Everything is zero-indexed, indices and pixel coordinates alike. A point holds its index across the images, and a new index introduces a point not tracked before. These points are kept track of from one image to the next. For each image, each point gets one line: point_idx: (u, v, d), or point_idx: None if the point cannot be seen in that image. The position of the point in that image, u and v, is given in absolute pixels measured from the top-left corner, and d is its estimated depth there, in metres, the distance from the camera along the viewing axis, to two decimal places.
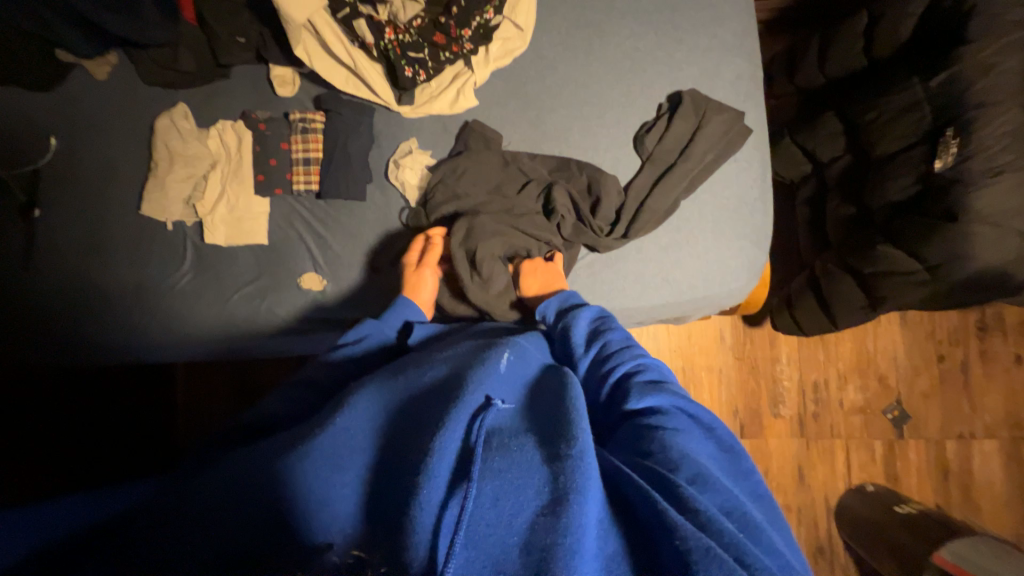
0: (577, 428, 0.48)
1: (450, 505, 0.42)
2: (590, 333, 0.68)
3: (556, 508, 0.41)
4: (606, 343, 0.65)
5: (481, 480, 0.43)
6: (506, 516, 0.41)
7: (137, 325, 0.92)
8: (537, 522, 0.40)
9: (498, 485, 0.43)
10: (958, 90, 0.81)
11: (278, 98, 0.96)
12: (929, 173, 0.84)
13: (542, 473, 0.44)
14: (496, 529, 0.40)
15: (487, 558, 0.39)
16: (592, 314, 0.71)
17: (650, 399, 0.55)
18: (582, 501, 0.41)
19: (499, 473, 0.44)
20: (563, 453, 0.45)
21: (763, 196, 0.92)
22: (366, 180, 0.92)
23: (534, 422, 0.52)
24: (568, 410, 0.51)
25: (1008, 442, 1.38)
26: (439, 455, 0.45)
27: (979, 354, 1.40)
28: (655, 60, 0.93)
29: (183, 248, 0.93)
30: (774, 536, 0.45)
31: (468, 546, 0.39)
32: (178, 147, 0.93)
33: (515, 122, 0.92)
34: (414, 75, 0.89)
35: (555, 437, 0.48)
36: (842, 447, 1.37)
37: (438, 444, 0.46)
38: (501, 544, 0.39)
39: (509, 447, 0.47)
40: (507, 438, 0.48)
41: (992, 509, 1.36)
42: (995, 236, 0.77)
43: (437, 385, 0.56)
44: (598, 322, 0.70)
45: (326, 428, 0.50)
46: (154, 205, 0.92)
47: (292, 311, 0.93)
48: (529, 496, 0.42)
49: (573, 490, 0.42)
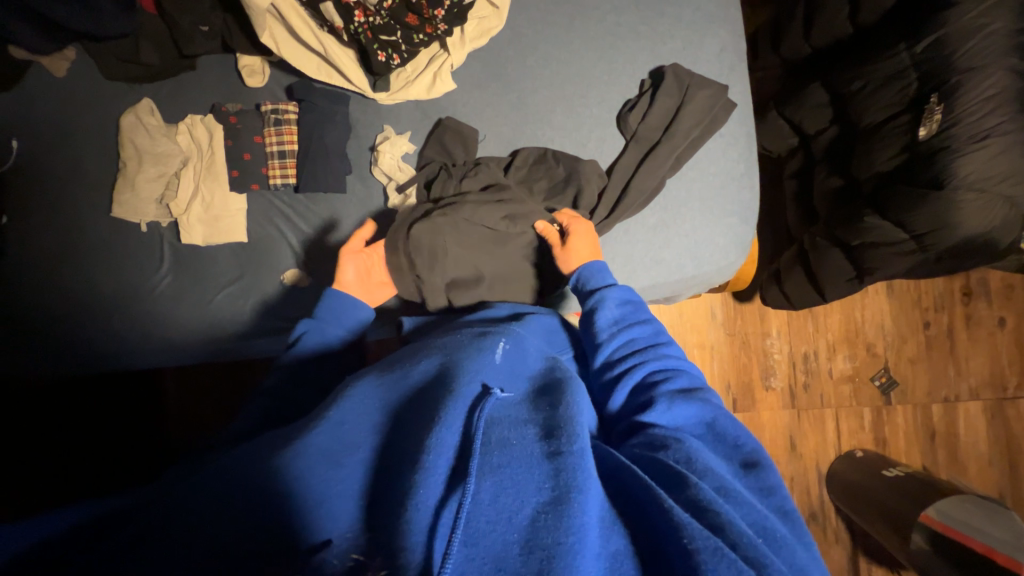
0: (577, 426, 0.49)
1: (448, 504, 0.42)
2: (617, 319, 0.68)
3: (558, 507, 0.42)
4: (632, 339, 0.66)
5: (480, 475, 0.43)
6: (506, 511, 0.41)
7: (121, 332, 0.90)
8: (538, 520, 0.41)
9: (498, 481, 0.43)
10: (944, 54, 0.79)
11: (248, 89, 0.92)
12: (914, 140, 0.84)
13: (543, 468, 0.45)
14: (496, 526, 0.41)
15: (486, 555, 0.39)
16: (623, 297, 0.70)
17: (678, 407, 0.57)
18: (583, 500, 0.42)
19: (500, 468, 0.44)
20: (563, 450, 0.46)
21: (750, 170, 0.91)
22: (346, 171, 0.90)
23: (533, 414, 0.52)
24: (568, 405, 0.52)
25: (992, 403, 1.42)
26: (437, 451, 0.45)
27: (965, 318, 1.42)
28: (638, 35, 0.90)
29: (161, 249, 0.91)
30: (797, 549, 0.45)
31: (467, 544, 0.39)
32: (147, 144, 0.89)
33: (496, 105, 0.90)
34: (388, 60, 0.83)
35: (555, 430, 0.49)
36: (832, 415, 1.40)
37: (436, 440, 0.46)
38: (502, 541, 0.40)
39: (508, 442, 0.47)
40: (506, 431, 0.48)
41: (978, 468, 1.40)
42: (981, 203, 0.78)
43: (431, 379, 0.55)
44: (625, 309, 0.69)
45: (318, 425, 0.50)
46: (125, 207, 0.88)
47: (276, 307, 0.91)
48: (530, 492, 0.43)
49: (573, 488, 0.43)
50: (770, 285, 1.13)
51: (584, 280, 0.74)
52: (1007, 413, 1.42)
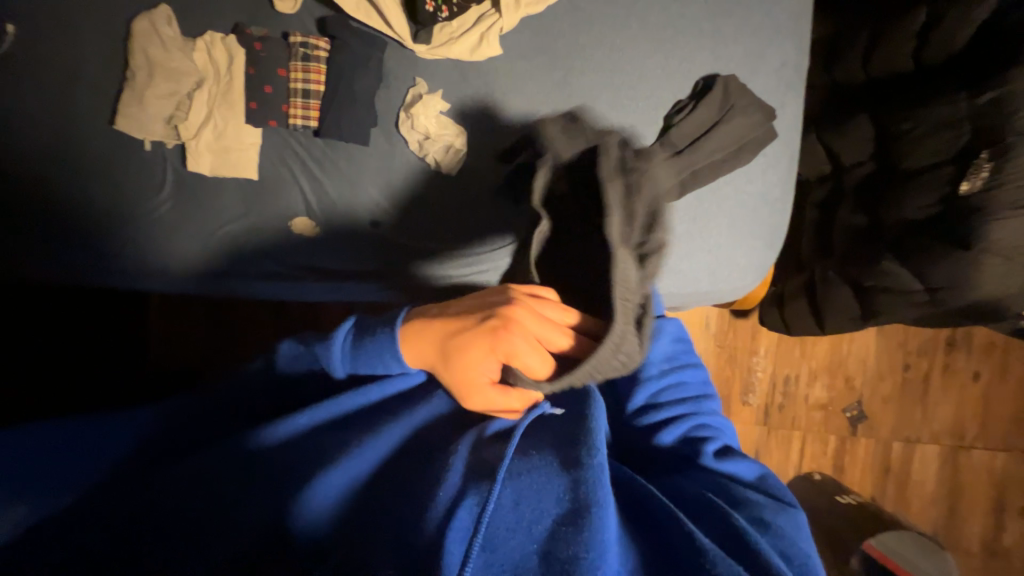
0: (596, 439, 0.54)
1: (467, 506, 0.49)
2: (668, 357, 0.71)
3: (576, 518, 0.47)
4: (682, 380, 0.70)
5: (504, 484, 0.51)
6: (526, 520, 0.48)
7: (113, 254, 0.85)
8: (558, 530, 0.47)
9: (518, 490, 0.51)
10: (1007, 112, 0.77)
11: (275, 14, 0.84)
12: (953, 194, 0.82)
13: (562, 479, 0.51)
14: (516, 532, 0.47)
15: (505, 560, 0.45)
16: (676, 335, 0.73)
17: (724, 461, 0.62)
18: (602, 512, 0.48)
19: (521, 479, 0.52)
20: (581, 462, 0.52)
21: (784, 196, 0.89)
22: (372, 124, 0.85)
23: (558, 429, 0.58)
24: (589, 418, 0.57)
25: (948, 449, 1.49)
26: (454, 464, 0.54)
27: (942, 367, 1.47)
28: (699, 32, 0.85)
29: (162, 171, 0.85)
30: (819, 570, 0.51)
31: (486, 549, 0.46)
32: (160, 56, 0.82)
33: (537, 80, 0.85)
34: (434, 11, 0.80)
35: (576, 443, 0.54)
36: (800, 438, 1.45)
37: (455, 456, 0.55)
38: (521, 548, 0.46)
39: (530, 457, 0.54)
40: (529, 448, 0.56)
41: (920, 507, 1.49)
42: (1004, 268, 0.79)
43: (453, 416, 0.65)
44: (678, 347, 0.72)
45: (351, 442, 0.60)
46: (130, 120, 0.82)
47: (278, 253, 0.88)
48: (550, 504, 0.49)
49: (592, 501, 0.48)
50: (772, 308, 1.14)
51: None
52: (959, 461, 1.49)
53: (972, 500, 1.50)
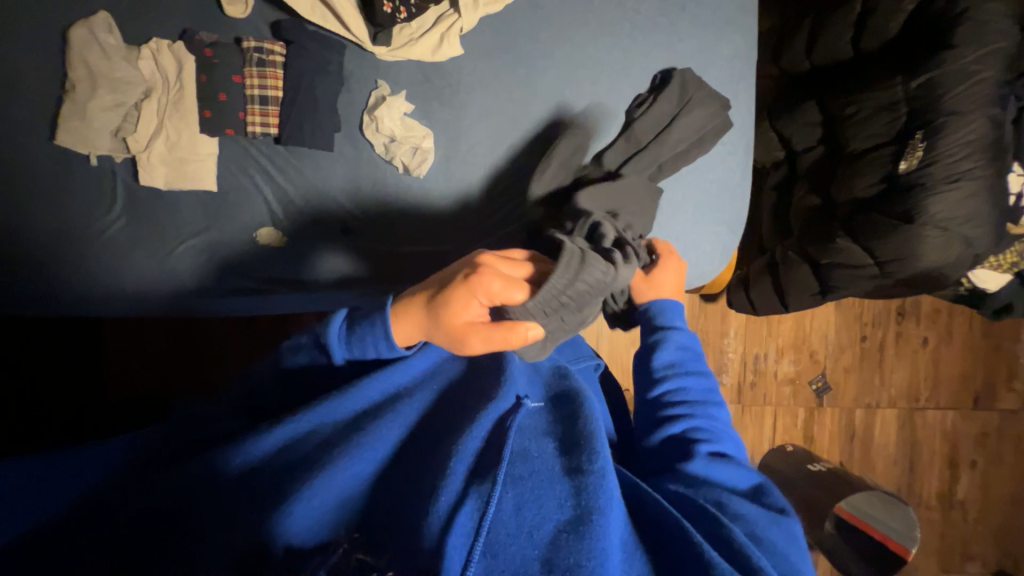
0: (598, 443, 0.53)
1: (466, 507, 0.47)
2: (673, 359, 0.67)
3: (579, 527, 0.47)
4: (684, 386, 0.67)
5: (504, 486, 0.49)
6: (527, 526, 0.47)
7: (64, 277, 0.81)
8: (559, 538, 0.46)
9: (519, 494, 0.49)
10: (936, 95, 0.83)
11: (226, 19, 0.81)
12: (894, 173, 0.88)
13: (564, 485, 0.50)
14: (516, 538, 0.46)
15: (505, 565, 0.44)
16: (687, 338, 0.69)
17: (718, 470, 0.60)
18: (604, 523, 0.47)
19: (522, 480, 0.50)
20: (584, 468, 0.51)
21: (743, 183, 0.94)
22: (335, 129, 0.83)
23: (554, 425, 0.57)
24: (586, 420, 0.56)
25: (905, 412, 1.60)
26: (460, 457, 0.51)
27: (895, 336, 1.58)
28: (656, 27, 0.88)
29: (114, 188, 0.81)
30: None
31: (487, 555, 0.45)
32: (101, 66, 0.77)
33: (501, 79, 0.85)
34: (393, 11, 0.78)
35: (576, 447, 0.53)
36: (771, 412, 1.52)
37: (460, 446, 0.51)
38: (521, 554, 0.45)
39: (530, 454, 0.52)
40: (528, 442, 0.53)
41: (884, 468, 1.59)
42: (942, 240, 0.85)
43: (455, 401, 0.61)
44: (684, 354, 0.68)
45: (346, 432, 0.57)
46: (72, 134, 0.77)
47: (247, 267, 0.86)
48: (552, 508, 0.48)
49: (596, 509, 0.48)
50: (737, 289, 1.17)
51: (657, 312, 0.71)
52: (915, 422, 1.60)
53: (929, 457, 1.61)
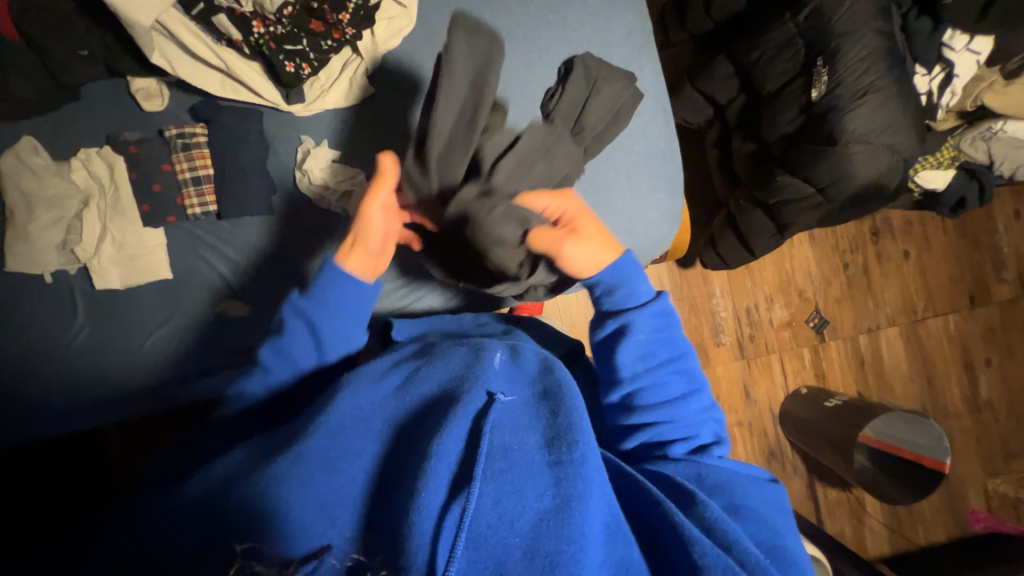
0: (577, 434, 0.54)
1: (451, 509, 0.46)
2: (640, 355, 0.67)
3: (560, 515, 0.47)
4: (657, 379, 0.67)
5: (484, 480, 0.48)
6: (507, 516, 0.46)
7: (41, 397, 0.81)
8: (540, 525, 0.46)
9: (499, 487, 0.48)
10: (825, 21, 0.87)
11: (146, 114, 0.85)
12: (808, 103, 0.92)
13: (545, 475, 0.50)
14: (498, 529, 0.45)
15: (487, 558, 0.44)
16: (654, 325, 0.68)
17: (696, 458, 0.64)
18: (583, 509, 0.48)
19: (502, 473, 0.49)
20: (563, 458, 0.51)
21: (671, 145, 0.96)
22: (270, 190, 0.86)
23: (535, 417, 0.57)
24: (567, 411, 0.57)
25: (907, 326, 1.59)
26: (439, 457, 0.49)
27: (875, 255, 1.58)
28: (549, 24, 0.92)
29: (72, 298, 0.82)
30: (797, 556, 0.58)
31: (470, 548, 0.44)
32: (36, 187, 0.80)
33: (417, 107, 0.88)
34: (297, 70, 0.81)
35: (556, 440, 0.53)
36: (777, 359, 1.52)
37: (437, 447, 0.50)
38: (504, 543, 0.45)
39: (509, 449, 0.52)
40: (506, 436, 0.53)
41: (903, 386, 1.58)
42: (867, 152, 0.87)
43: (430, 402, 0.58)
44: (651, 342, 0.68)
45: (317, 430, 0.54)
46: (20, 259, 0.79)
47: (218, 343, 0.87)
48: (530, 499, 0.48)
49: (573, 496, 0.48)
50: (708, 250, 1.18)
51: (610, 294, 0.70)
52: (919, 334, 1.60)
53: (944, 366, 1.60)
